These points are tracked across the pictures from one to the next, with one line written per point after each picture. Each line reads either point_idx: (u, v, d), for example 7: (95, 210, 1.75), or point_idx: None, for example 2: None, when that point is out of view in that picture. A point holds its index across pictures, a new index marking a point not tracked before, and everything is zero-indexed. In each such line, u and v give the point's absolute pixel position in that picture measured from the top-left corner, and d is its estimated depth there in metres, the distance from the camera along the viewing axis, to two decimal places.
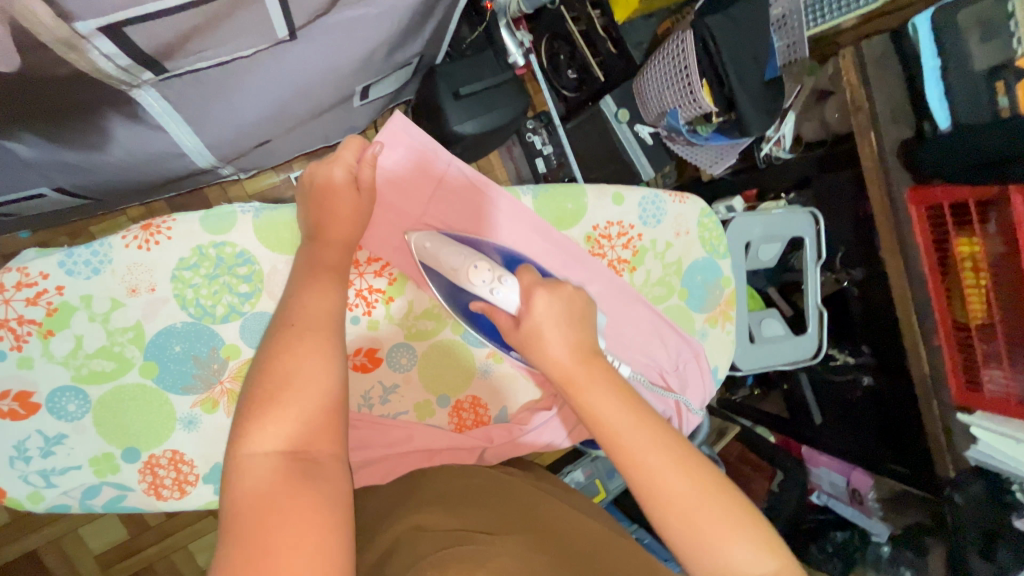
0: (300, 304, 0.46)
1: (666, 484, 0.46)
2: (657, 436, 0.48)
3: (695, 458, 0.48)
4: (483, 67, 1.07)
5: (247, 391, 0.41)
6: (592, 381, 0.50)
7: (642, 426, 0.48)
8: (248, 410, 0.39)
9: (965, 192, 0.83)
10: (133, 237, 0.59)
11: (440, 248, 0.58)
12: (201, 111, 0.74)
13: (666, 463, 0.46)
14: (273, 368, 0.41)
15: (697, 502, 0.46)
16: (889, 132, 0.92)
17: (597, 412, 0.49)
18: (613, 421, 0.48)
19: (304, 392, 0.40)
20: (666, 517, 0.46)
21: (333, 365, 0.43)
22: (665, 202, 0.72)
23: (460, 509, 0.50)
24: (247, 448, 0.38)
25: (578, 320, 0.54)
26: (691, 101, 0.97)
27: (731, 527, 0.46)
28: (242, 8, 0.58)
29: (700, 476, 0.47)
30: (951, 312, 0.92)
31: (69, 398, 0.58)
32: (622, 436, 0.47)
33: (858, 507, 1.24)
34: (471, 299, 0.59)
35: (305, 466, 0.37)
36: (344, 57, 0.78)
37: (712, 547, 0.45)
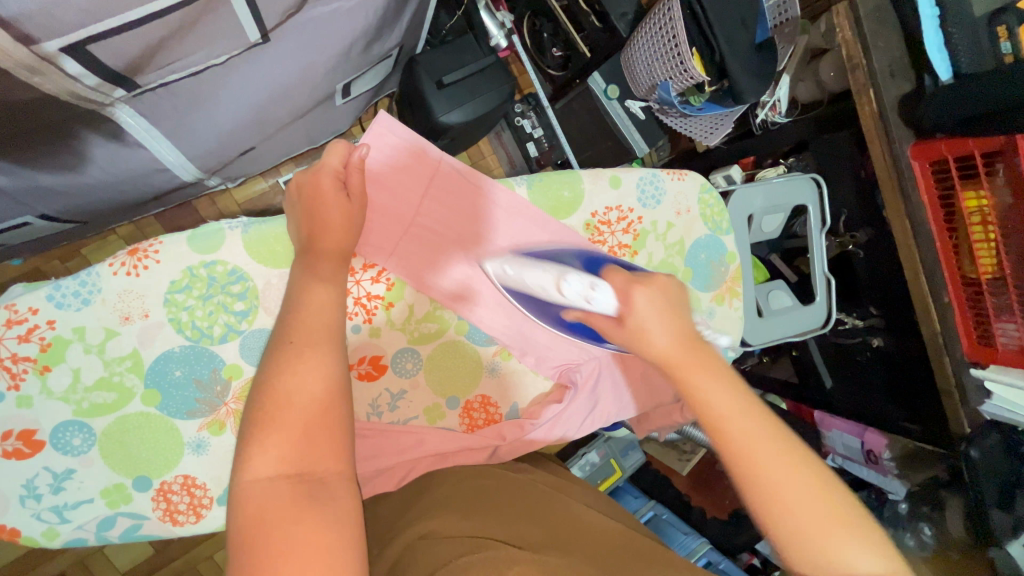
0: (297, 317, 0.45)
1: (768, 475, 0.43)
2: (757, 421, 0.44)
3: (797, 446, 0.44)
4: (465, 52, 1.03)
5: (248, 411, 0.40)
6: (698, 366, 0.46)
7: (745, 412, 0.45)
8: (249, 433, 0.38)
9: (969, 144, 0.80)
10: (121, 263, 0.57)
11: (522, 271, 0.58)
12: (177, 123, 0.72)
13: (769, 449, 0.43)
14: (271, 387, 0.40)
15: (801, 499, 0.42)
16: (888, 87, 0.89)
17: (700, 394, 0.45)
18: (713, 403, 0.45)
19: (304, 411, 0.39)
20: (768, 508, 0.42)
21: (334, 381, 0.41)
22: (663, 181, 0.70)
23: (475, 515, 0.50)
24: (249, 473, 0.37)
25: (677, 307, 0.50)
26: (681, 71, 0.93)
27: (840, 526, 0.42)
28: (209, 14, 0.55)
29: (806, 465, 0.43)
30: (960, 267, 0.89)
31: (73, 433, 0.57)
32: (719, 416, 0.44)
33: (873, 467, 1.24)
34: (565, 309, 0.56)
35: (310, 488, 0.36)
36: (320, 55, 0.76)
37: (816, 545, 0.41)
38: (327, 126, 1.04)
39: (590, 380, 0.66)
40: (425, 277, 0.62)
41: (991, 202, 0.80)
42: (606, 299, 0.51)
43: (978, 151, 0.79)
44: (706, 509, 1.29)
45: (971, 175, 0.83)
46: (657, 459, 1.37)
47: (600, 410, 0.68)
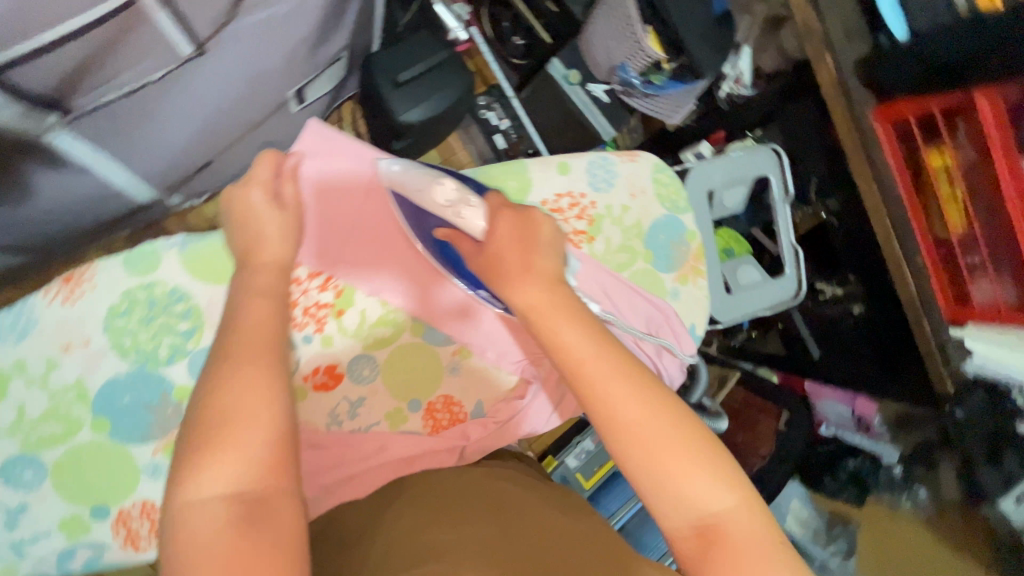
0: (238, 337, 0.45)
1: (624, 417, 0.47)
2: (616, 368, 0.48)
3: (658, 390, 0.48)
4: (420, 48, 1.01)
5: (187, 431, 0.41)
6: (558, 308, 0.50)
7: (603, 358, 0.48)
8: (190, 457, 0.39)
9: (932, 104, 0.80)
10: (54, 293, 0.58)
11: (407, 171, 0.61)
12: (124, 143, 0.70)
13: (626, 396, 0.47)
14: (210, 409, 0.41)
15: (655, 439, 0.46)
16: (845, 51, 0.86)
17: (560, 340, 0.49)
18: (574, 350, 0.48)
19: (241, 428, 0.40)
20: (626, 449, 0.46)
21: (274, 395, 0.42)
22: (614, 164, 0.72)
23: (434, 514, 0.50)
24: (191, 496, 0.38)
25: (536, 242, 0.54)
26: (638, 50, 0.94)
27: (692, 463, 0.46)
28: (135, 31, 0.55)
29: (664, 409, 0.47)
30: (931, 230, 0.90)
31: (24, 467, 0.57)
32: (580, 365, 0.48)
33: (866, 433, 1.24)
34: (436, 224, 0.60)
35: (250, 508, 0.37)
36: (265, 63, 0.75)
37: (664, 479, 0.45)
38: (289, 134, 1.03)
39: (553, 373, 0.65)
40: (422, 292, 0.65)
41: (955, 160, 0.82)
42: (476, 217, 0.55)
43: (939, 110, 0.80)
44: None
45: (933, 137, 0.84)
46: None
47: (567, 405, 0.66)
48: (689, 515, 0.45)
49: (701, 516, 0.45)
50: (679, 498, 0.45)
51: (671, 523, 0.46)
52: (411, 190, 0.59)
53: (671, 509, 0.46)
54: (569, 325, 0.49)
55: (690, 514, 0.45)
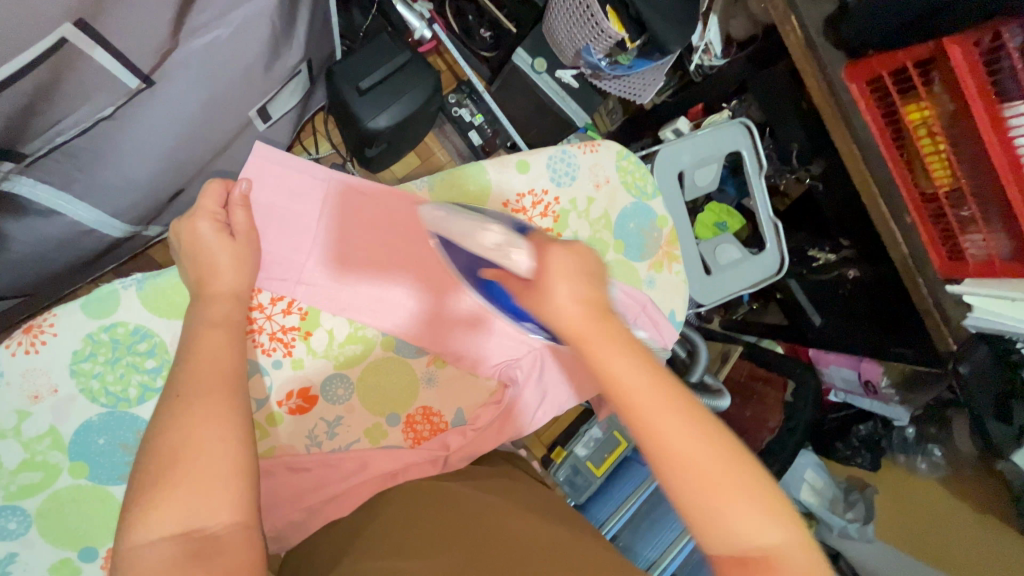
0: (191, 370, 0.45)
1: (675, 447, 0.43)
2: (665, 392, 0.44)
3: (709, 419, 0.45)
4: (382, 51, 0.99)
5: (137, 472, 0.40)
6: (603, 332, 0.45)
7: (655, 383, 0.44)
8: (138, 497, 0.38)
9: (901, 57, 0.77)
10: (17, 344, 0.58)
11: (452, 217, 0.57)
12: (84, 183, 0.70)
13: (677, 425, 0.43)
14: (159, 447, 0.40)
15: (709, 472, 0.43)
16: (809, 11, 0.85)
17: (606, 364, 0.44)
18: (620, 373, 0.44)
19: (190, 465, 0.39)
20: (675, 479, 0.43)
21: (227, 431, 0.42)
22: (574, 156, 0.70)
23: (415, 535, 0.50)
24: (138, 538, 0.37)
25: (588, 274, 0.47)
26: (599, 32, 0.90)
27: (740, 493, 0.43)
28: (69, 67, 0.54)
29: (713, 436, 0.44)
30: (916, 185, 0.85)
31: (6, 517, 0.57)
32: (628, 390, 0.44)
33: (874, 396, 1.22)
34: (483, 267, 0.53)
35: (199, 546, 0.37)
36: (218, 87, 0.74)
37: (716, 512, 0.42)
38: None
39: (533, 371, 0.67)
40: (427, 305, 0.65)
41: (934, 111, 0.77)
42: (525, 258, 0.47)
43: (909, 63, 0.77)
44: None
45: (909, 88, 0.80)
46: None
47: (551, 400, 0.68)
48: (737, 547, 0.42)
49: (748, 549, 0.42)
50: (731, 532, 0.42)
51: (714, 554, 0.43)
52: (457, 235, 0.55)
53: (716, 540, 0.43)
54: (615, 352, 0.44)
55: (736, 546, 0.42)
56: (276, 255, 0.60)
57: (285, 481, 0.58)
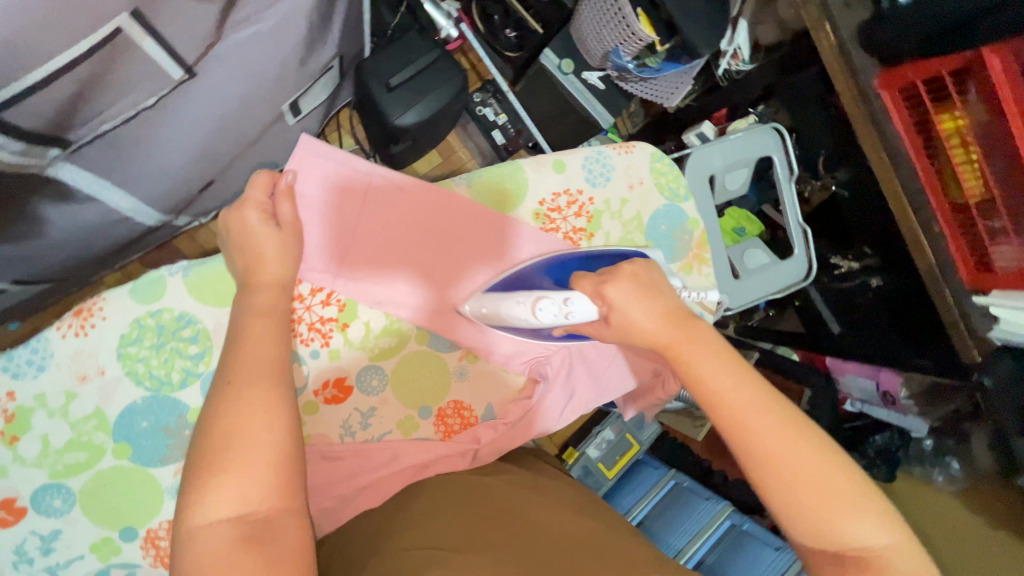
0: (238, 356, 0.47)
1: (772, 452, 0.48)
2: (762, 403, 0.50)
3: (797, 420, 0.50)
4: (410, 49, 1.00)
5: (192, 456, 0.41)
6: (692, 343, 0.52)
7: (749, 393, 0.51)
8: (193, 480, 0.40)
9: (936, 65, 0.77)
10: (67, 326, 0.59)
11: (497, 309, 0.60)
12: (123, 171, 0.71)
13: (768, 426, 0.49)
14: (211, 431, 0.42)
15: (801, 470, 0.48)
16: (844, 18, 0.85)
17: (703, 374, 0.51)
18: (718, 384, 0.51)
19: (245, 451, 0.41)
20: (770, 481, 0.48)
21: (279, 418, 0.43)
22: (609, 157, 0.72)
23: (453, 522, 0.51)
24: (196, 521, 0.39)
25: (651, 289, 0.55)
26: (630, 35, 0.91)
27: (836, 498, 0.47)
28: (120, 60, 0.55)
29: (809, 444, 0.49)
30: (946, 195, 0.85)
31: (52, 495, 0.59)
32: (730, 402, 0.50)
33: (893, 407, 1.22)
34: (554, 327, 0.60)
35: (257, 529, 0.39)
36: (256, 80, 0.75)
37: (808, 506, 0.47)
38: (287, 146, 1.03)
39: (562, 370, 0.68)
40: (439, 294, 0.66)
41: (968, 121, 0.77)
42: (586, 309, 0.55)
43: (945, 71, 0.76)
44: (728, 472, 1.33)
45: (942, 98, 0.80)
46: (673, 429, 1.38)
47: (578, 398, 0.70)
48: (834, 546, 0.47)
49: (841, 544, 0.47)
50: (822, 526, 0.47)
51: (808, 546, 0.48)
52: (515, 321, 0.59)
53: (808, 533, 0.48)
54: (709, 360, 0.52)
55: (833, 545, 0.47)
56: (316, 247, 0.62)
57: (319, 470, 0.60)
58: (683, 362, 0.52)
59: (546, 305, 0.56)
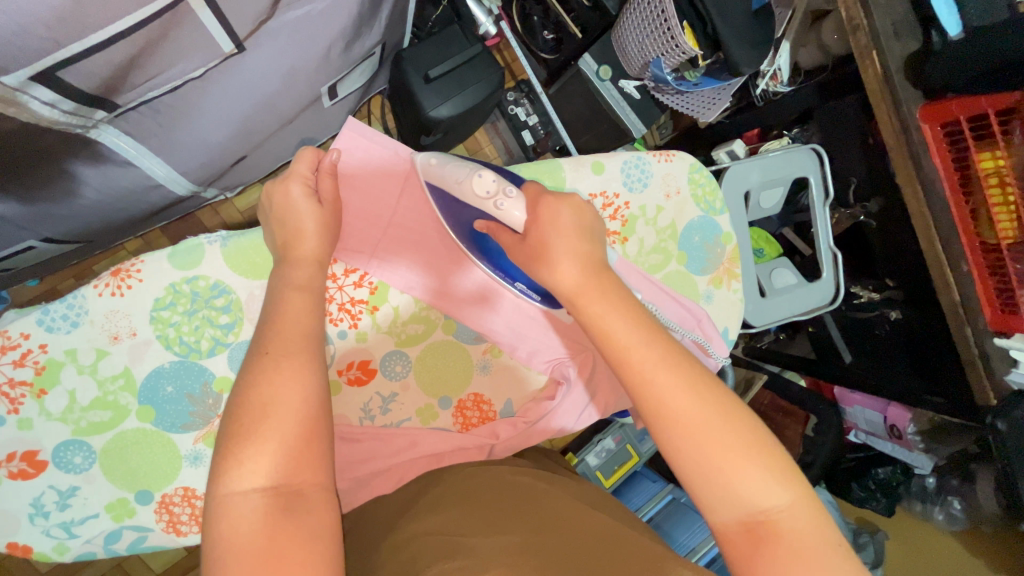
0: (277, 331, 0.48)
1: (674, 408, 0.46)
2: (665, 358, 0.48)
3: (702, 376, 0.48)
4: (451, 43, 1.00)
5: (228, 424, 0.43)
6: (606, 294, 0.50)
7: (652, 347, 0.48)
8: (229, 448, 0.41)
9: (983, 102, 0.77)
10: (105, 285, 0.60)
11: (444, 164, 0.61)
12: (165, 139, 0.72)
13: (674, 382, 0.47)
14: (249, 401, 0.43)
15: (707, 427, 0.46)
16: (893, 48, 0.84)
17: (607, 325, 0.49)
18: (622, 338, 0.48)
19: (280, 420, 0.42)
20: (670, 437, 0.46)
21: (311, 391, 0.45)
22: (649, 164, 0.74)
23: (467, 513, 0.52)
24: (231, 488, 0.40)
25: (584, 235, 0.54)
26: (673, 47, 0.90)
27: (739, 455, 0.45)
28: (177, 28, 0.55)
29: (713, 401, 0.47)
30: (978, 234, 0.84)
31: (74, 451, 0.60)
32: (634, 358, 0.48)
33: (898, 441, 1.19)
34: (475, 215, 0.60)
35: (289, 501, 0.40)
36: (301, 59, 0.75)
37: (716, 466, 0.45)
38: (320, 127, 1.04)
39: (583, 372, 0.70)
40: (448, 278, 0.68)
41: (1009, 160, 0.77)
42: (515, 205, 0.55)
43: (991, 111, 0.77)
44: None
45: (985, 135, 0.80)
46: None
47: (598, 402, 0.71)
48: (740, 510, 0.44)
49: (751, 508, 0.44)
50: (732, 492, 0.44)
51: (719, 517, 0.45)
52: (450, 179, 0.60)
53: (717, 500, 0.45)
54: (609, 310, 0.50)
55: (740, 509, 0.44)
56: (356, 229, 0.65)
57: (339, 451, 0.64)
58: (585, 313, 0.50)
59: (484, 177, 0.57)
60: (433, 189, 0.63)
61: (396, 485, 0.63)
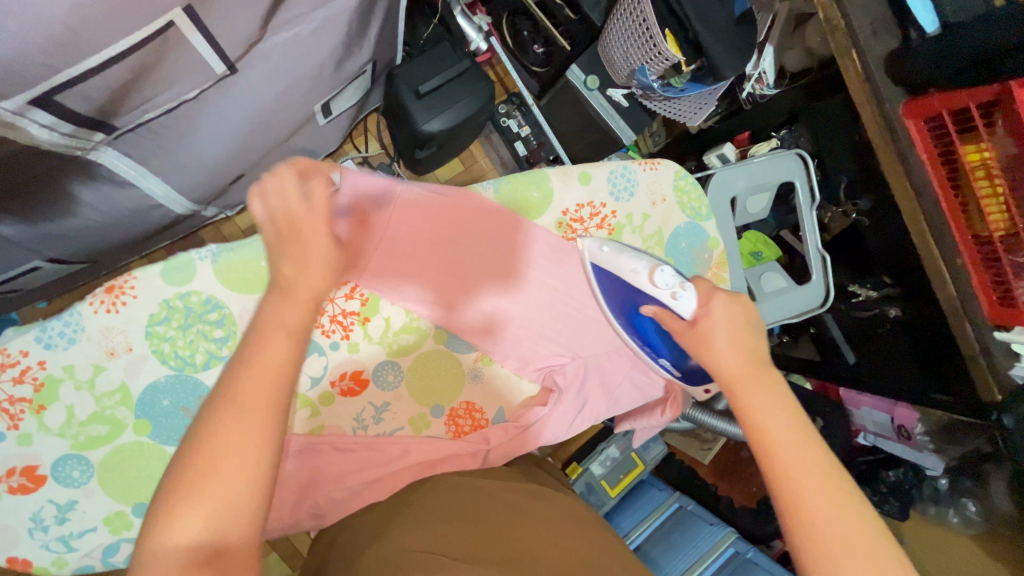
0: (244, 366, 0.44)
1: (820, 511, 0.46)
2: (819, 463, 0.48)
3: (849, 492, 0.47)
4: (441, 58, 1.02)
5: (170, 470, 0.40)
6: (765, 390, 0.52)
7: (806, 448, 0.49)
8: (165, 500, 0.39)
9: (964, 98, 0.77)
10: (100, 302, 0.61)
11: (617, 253, 0.67)
12: (163, 160, 0.74)
13: (823, 491, 0.46)
14: (196, 450, 0.40)
15: (843, 532, 0.45)
16: (872, 46, 0.85)
17: (764, 422, 0.50)
18: (780, 434, 0.49)
19: (228, 479, 0.39)
20: (805, 536, 0.46)
21: (263, 445, 0.41)
22: (635, 173, 0.75)
23: (445, 542, 0.53)
24: (163, 540, 0.38)
25: (749, 327, 0.55)
26: (656, 55, 0.91)
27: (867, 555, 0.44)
28: (170, 53, 0.57)
29: (848, 509, 0.46)
30: (970, 228, 0.84)
31: (72, 466, 0.61)
32: (790, 459, 0.48)
33: (906, 442, 1.17)
34: (647, 302, 0.64)
35: (215, 563, 0.38)
36: (293, 81, 0.77)
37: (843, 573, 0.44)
38: (315, 147, 1.07)
39: (574, 379, 0.73)
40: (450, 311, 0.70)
41: (994, 153, 0.77)
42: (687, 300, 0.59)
43: (972, 104, 0.77)
44: (734, 498, 1.30)
45: (968, 129, 0.80)
46: (681, 452, 1.38)
47: (589, 409, 0.74)
48: None
49: None
50: None
51: None
52: (625, 269, 0.65)
53: None
54: (773, 408, 0.51)
55: None
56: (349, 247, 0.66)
57: (333, 460, 0.65)
58: (744, 404, 0.51)
59: (664, 272, 0.61)
60: (598, 273, 0.69)
61: (388, 493, 0.65)
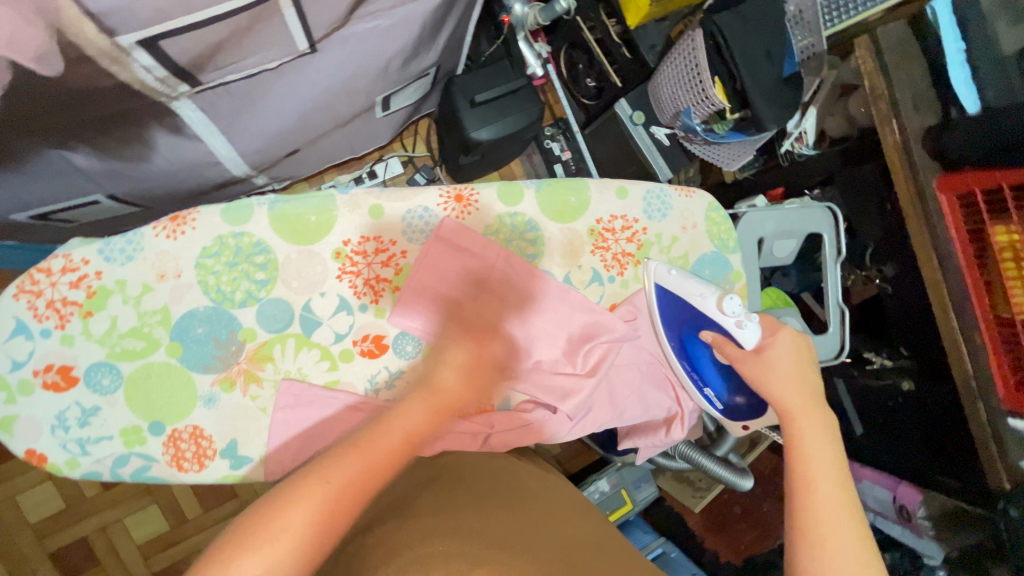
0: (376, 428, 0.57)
1: (830, 537, 0.52)
2: (850, 508, 0.54)
3: (865, 535, 0.52)
4: (499, 75, 1.08)
5: (260, 503, 0.50)
6: (812, 424, 0.61)
7: (836, 481, 0.56)
8: (259, 514, 0.48)
9: (998, 176, 0.81)
10: (162, 228, 0.65)
11: (683, 278, 0.74)
12: (232, 121, 0.80)
13: (843, 520, 0.53)
14: (292, 487, 0.50)
15: (853, 559, 0.50)
16: (911, 119, 0.90)
17: (804, 445, 0.59)
18: (818, 464, 0.57)
19: (285, 528, 0.47)
20: (815, 548, 0.51)
21: (324, 505, 0.49)
22: (669, 197, 0.79)
23: (468, 500, 0.58)
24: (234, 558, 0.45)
25: (804, 368, 0.66)
26: (703, 99, 0.96)
27: None
28: (264, 22, 0.63)
29: (863, 547, 0.51)
30: (993, 308, 0.85)
31: (103, 373, 0.65)
32: (817, 479, 0.56)
33: (907, 525, 1.05)
34: (708, 327, 0.72)
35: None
36: (363, 69, 0.83)
37: None
38: (367, 137, 1.13)
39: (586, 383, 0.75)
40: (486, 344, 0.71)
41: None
42: (754, 333, 0.69)
43: (1005, 184, 0.80)
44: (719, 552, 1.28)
45: (1000, 207, 0.82)
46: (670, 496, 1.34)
47: (593, 417, 0.76)
48: None
49: None
50: None
51: None
52: (693, 293, 0.72)
53: None
54: (817, 441, 0.60)
55: None
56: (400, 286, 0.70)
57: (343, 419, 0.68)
58: (798, 430, 0.61)
59: (734, 301, 0.70)
60: (663, 293, 0.74)
61: None
